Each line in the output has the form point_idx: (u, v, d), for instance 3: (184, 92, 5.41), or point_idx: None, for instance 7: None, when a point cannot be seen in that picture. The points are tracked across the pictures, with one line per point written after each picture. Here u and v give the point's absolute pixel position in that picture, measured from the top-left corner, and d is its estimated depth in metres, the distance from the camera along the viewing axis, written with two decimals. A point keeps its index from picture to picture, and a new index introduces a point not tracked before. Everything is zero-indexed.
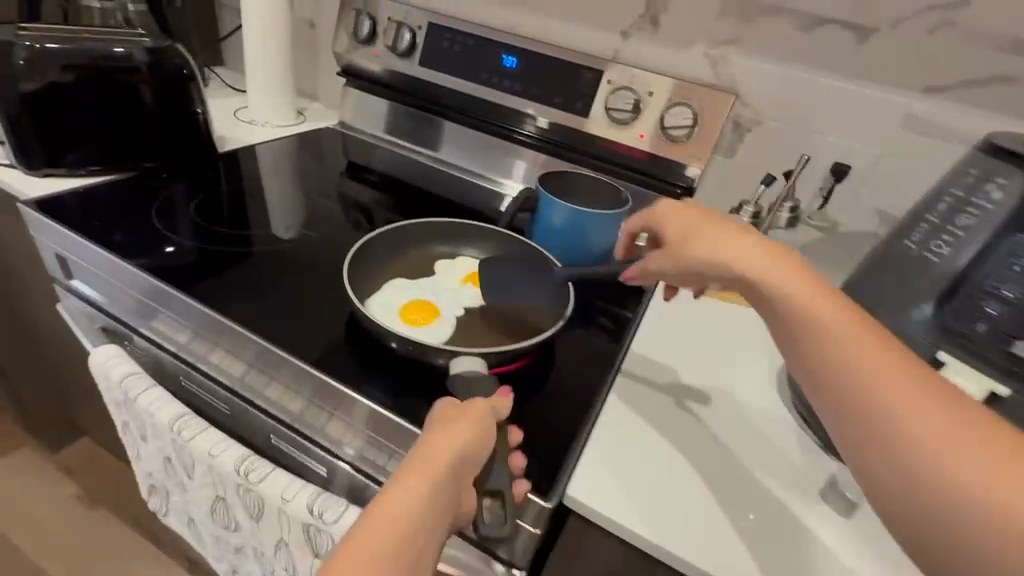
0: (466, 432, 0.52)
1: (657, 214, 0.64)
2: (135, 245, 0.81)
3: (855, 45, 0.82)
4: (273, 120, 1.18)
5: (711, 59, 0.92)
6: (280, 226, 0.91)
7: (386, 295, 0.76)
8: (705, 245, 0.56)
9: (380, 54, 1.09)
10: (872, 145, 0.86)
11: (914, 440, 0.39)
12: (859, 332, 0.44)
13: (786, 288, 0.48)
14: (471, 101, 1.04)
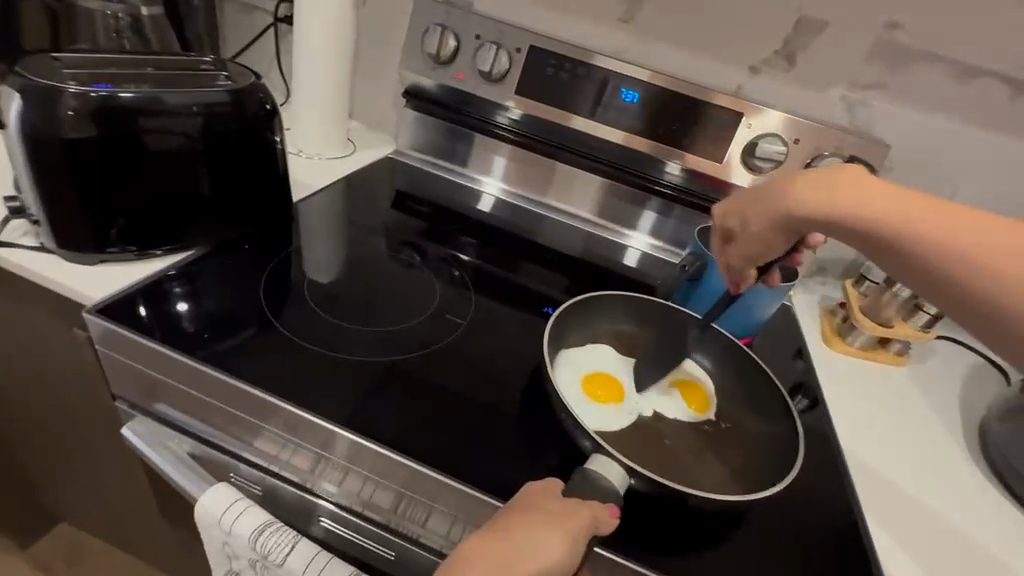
0: (555, 545, 0.45)
1: (731, 208, 0.59)
2: (241, 348, 0.65)
3: (1009, 98, 0.80)
4: (326, 151, 1.03)
5: (848, 102, 0.87)
6: (315, 265, 0.81)
7: (577, 368, 0.67)
8: (789, 204, 0.52)
9: (466, 77, 0.96)
10: (1006, 198, 0.86)
11: (1023, 282, 0.42)
12: (968, 225, 0.44)
13: (871, 208, 0.47)
14: (533, 121, 0.98)
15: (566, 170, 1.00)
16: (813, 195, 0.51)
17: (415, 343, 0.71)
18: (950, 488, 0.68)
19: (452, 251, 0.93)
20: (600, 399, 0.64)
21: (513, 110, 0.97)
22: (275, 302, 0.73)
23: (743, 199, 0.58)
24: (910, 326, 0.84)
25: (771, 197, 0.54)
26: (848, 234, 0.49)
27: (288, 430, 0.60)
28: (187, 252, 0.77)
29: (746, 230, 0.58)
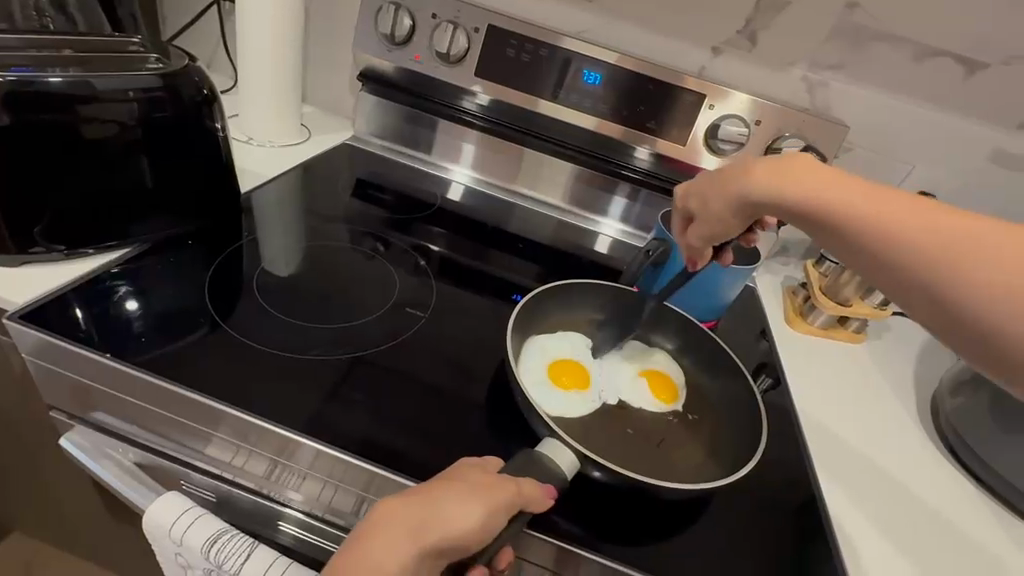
0: (474, 515, 0.44)
1: (696, 188, 0.60)
2: (183, 350, 0.62)
3: (963, 78, 0.82)
4: (280, 138, 0.98)
5: (808, 83, 0.87)
6: (274, 262, 0.77)
7: (544, 356, 0.66)
8: (749, 186, 0.52)
9: (422, 58, 0.94)
10: (960, 176, 0.88)
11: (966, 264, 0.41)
12: (921, 216, 0.43)
13: (823, 190, 0.47)
14: (500, 107, 0.94)
15: (534, 156, 0.97)
16: (774, 180, 0.50)
17: (376, 338, 0.68)
18: (904, 460, 0.70)
19: (418, 241, 0.90)
20: (565, 387, 0.63)
21: (479, 95, 0.94)
22: (224, 300, 0.69)
23: (709, 181, 0.58)
24: (867, 304, 0.85)
25: (733, 179, 0.54)
26: (795, 216, 0.49)
27: (239, 435, 0.57)
28: (127, 249, 0.72)
29: (708, 210, 0.58)
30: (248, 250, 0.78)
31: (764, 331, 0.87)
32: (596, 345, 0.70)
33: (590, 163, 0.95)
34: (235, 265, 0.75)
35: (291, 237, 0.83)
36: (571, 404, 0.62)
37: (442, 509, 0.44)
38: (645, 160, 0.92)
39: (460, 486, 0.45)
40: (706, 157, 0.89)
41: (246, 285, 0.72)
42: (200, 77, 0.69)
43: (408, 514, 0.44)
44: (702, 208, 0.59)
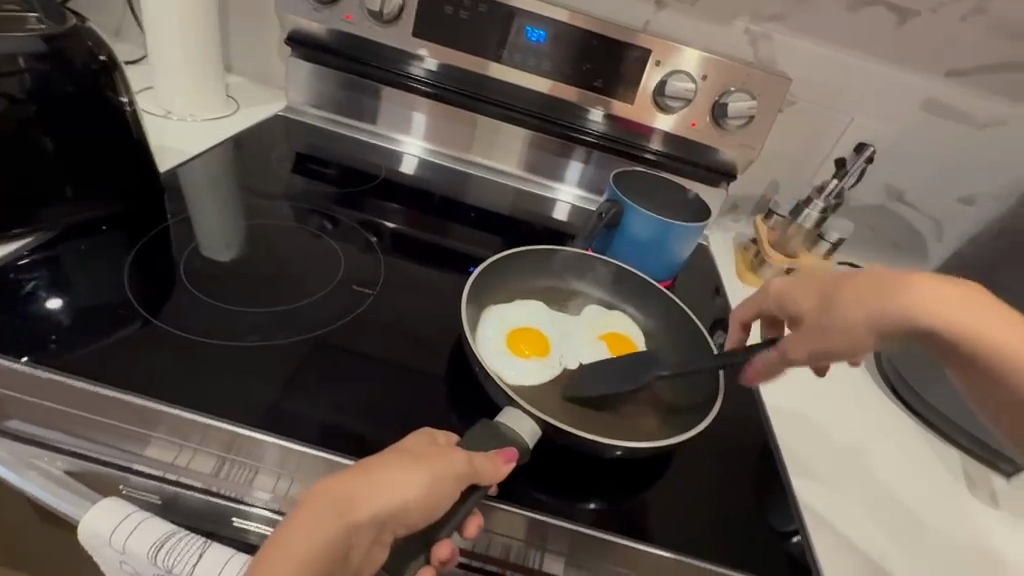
0: (421, 486, 0.43)
1: (810, 287, 0.52)
2: (106, 349, 0.56)
3: (896, 26, 0.84)
4: (203, 112, 0.90)
5: (751, 35, 0.87)
6: (213, 246, 0.72)
7: (501, 321, 0.64)
8: (899, 306, 0.45)
9: (354, 19, 0.87)
10: (896, 126, 0.90)
11: None
12: None
13: (958, 315, 0.44)
14: (449, 72, 0.89)
15: (489, 124, 0.93)
16: (941, 301, 0.44)
17: (326, 320, 0.65)
18: (850, 401, 0.75)
19: (372, 217, 0.85)
20: (519, 353, 0.62)
21: (426, 61, 0.89)
22: (155, 290, 0.64)
23: (825, 282, 0.51)
24: (812, 254, 0.87)
25: (881, 284, 0.47)
26: (921, 337, 0.45)
27: (181, 432, 0.53)
28: (32, 240, 0.65)
29: (818, 317, 0.50)
30: (180, 233, 0.72)
31: (719, 287, 0.89)
32: (557, 310, 0.69)
33: (546, 130, 0.91)
34: (163, 250, 0.69)
35: (228, 218, 0.77)
36: (532, 371, 0.61)
37: (382, 479, 0.43)
38: (598, 122, 0.90)
39: (406, 459, 0.45)
40: (660, 118, 0.87)
41: (179, 271, 0.67)
42: (95, 33, 0.63)
43: (343, 486, 0.42)
44: (816, 309, 0.50)
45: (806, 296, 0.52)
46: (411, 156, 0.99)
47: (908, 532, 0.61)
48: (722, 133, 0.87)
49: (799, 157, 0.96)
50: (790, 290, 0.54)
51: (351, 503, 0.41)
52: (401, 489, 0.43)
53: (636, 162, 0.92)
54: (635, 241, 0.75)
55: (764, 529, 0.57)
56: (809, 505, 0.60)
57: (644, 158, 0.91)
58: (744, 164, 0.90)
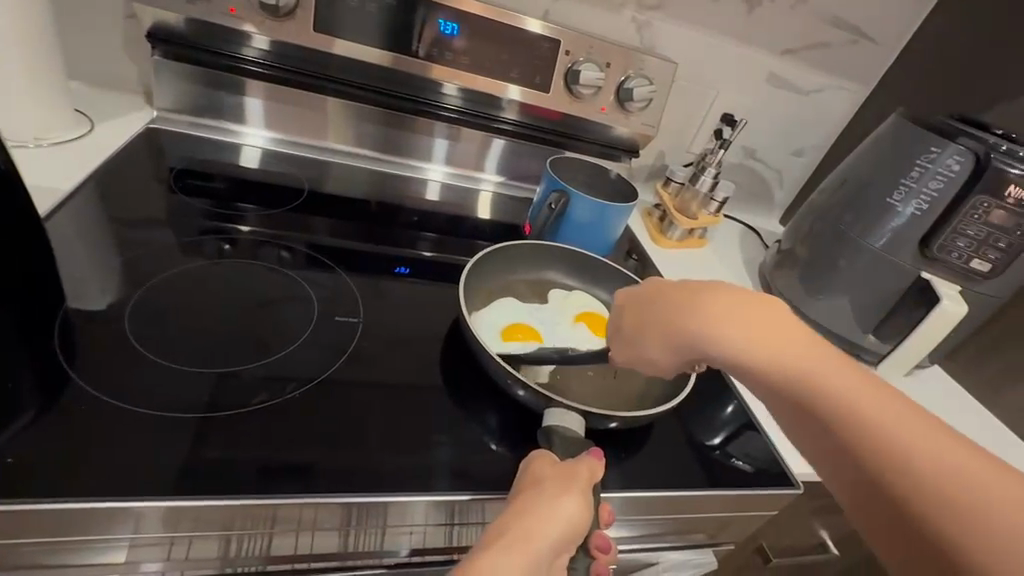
0: (576, 504, 0.47)
1: (636, 309, 0.58)
2: (55, 449, 0.48)
3: (746, 14, 0.99)
4: (51, 133, 0.76)
5: (637, 23, 0.96)
6: (84, 295, 0.63)
7: (486, 321, 0.69)
8: (692, 329, 0.51)
9: (238, 12, 0.79)
10: (751, 97, 1.08)
11: (850, 417, 0.43)
12: (776, 336, 0.48)
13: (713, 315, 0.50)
14: (284, 48, 0.85)
15: (339, 105, 0.91)
16: (728, 327, 0.49)
17: (317, 370, 0.62)
18: None
19: (229, 223, 0.80)
20: (514, 349, 0.66)
21: (256, 38, 0.83)
22: (50, 368, 0.54)
23: (654, 304, 0.55)
24: (707, 214, 1.03)
25: (683, 307, 0.52)
26: (693, 344, 0.51)
27: (176, 522, 0.48)
28: None
29: (637, 335, 0.57)
30: (57, 292, 0.62)
31: (631, 250, 1.00)
32: (529, 302, 0.75)
33: (397, 106, 0.91)
34: (51, 325, 0.58)
35: (119, 268, 0.67)
36: (532, 360, 0.66)
37: (527, 527, 0.44)
38: (454, 96, 0.92)
39: (531, 499, 0.47)
40: (509, 87, 0.90)
41: (93, 336, 0.59)
42: None
43: (503, 551, 0.42)
44: (637, 331, 0.57)
45: (629, 316, 0.58)
46: (253, 147, 0.92)
47: None
48: (626, 114, 0.96)
49: (678, 129, 1.09)
50: (628, 308, 0.59)
51: (523, 561, 0.42)
52: (549, 526, 0.45)
53: (499, 132, 0.97)
54: (578, 224, 0.82)
55: (734, 446, 0.69)
56: (725, 416, 0.73)
57: (505, 129, 0.96)
58: (645, 141, 1.01)
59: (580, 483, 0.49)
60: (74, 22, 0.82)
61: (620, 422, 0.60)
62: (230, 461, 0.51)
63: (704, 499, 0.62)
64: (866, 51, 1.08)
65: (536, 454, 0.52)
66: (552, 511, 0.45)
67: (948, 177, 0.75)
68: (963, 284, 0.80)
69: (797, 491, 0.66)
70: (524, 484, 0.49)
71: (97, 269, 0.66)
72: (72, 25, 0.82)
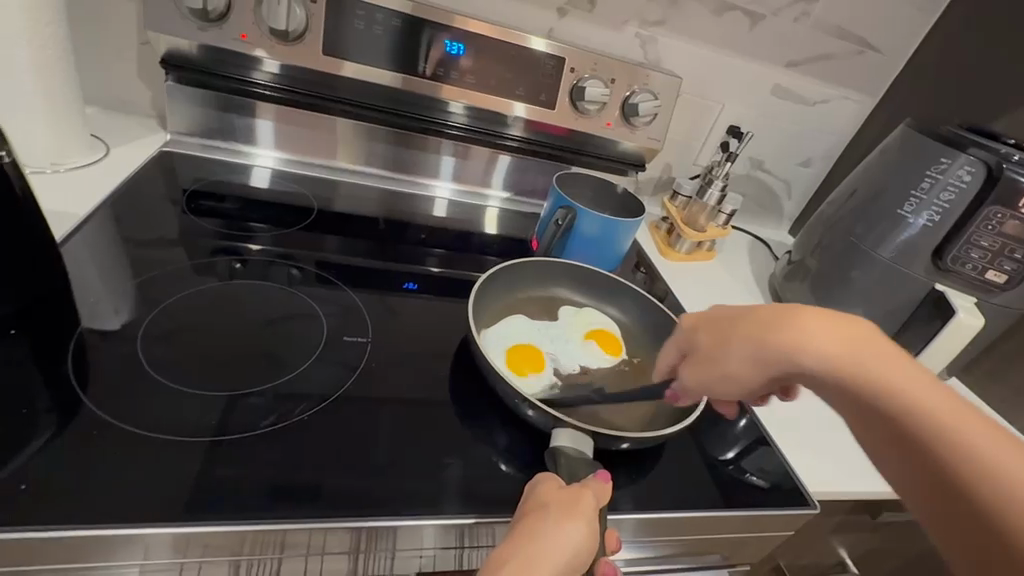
0: (579, 530, 0.46)
1: (710, 325, 0.56)
2: (69, 471, 0.49)
3: (749, 28, 1.00)
4: (66, 159, 0.78)
5: (641, 39, 0.97)
6: (98, 316, 0.64)
7: (493, 337, 0.69)
8: (802, 345, 0.49)
9: (248, 37, 0.81)
10: (756, 109, 1.08)
11: (977, 464, 0.43)
12: (886, 359, 0.48)
13: (816, 341, 0.49)
14: (294, 71, 0.86)
15: (347, 125, 0.92)
16: (832, 346, 0.49)
17: (330, 389, 0.62)
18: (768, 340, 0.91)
19: (243, 243, 0.81)
20: (519, 367, 0.66)
21: (267, 62, 0.85)
22: (66, 388, 0.55)
23: (745, 315, 0.54)
24: (716, 227, 1.02)
25: (771, 325, 0.51)
26: (788, 367, 0.50)
27: (184, 548, 0.48)
28: None
29: (719, 358, 0.54)
30: (73, 313, 0.63)
31: (639, 263, 0.99)
32: (537, 319, 0.74)
33: (406, 125, 0.92)
34: (66, 347, 0.59)
35: (133, 288, 0.69)
36: (537, 378, 0.66)
37: (531, 554, 0.44)
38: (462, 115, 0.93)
39: (534, 526, 0.46)
40: (516, 105, 0.91)
41: (107, 356, 0.59)
42: None
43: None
44: (713, 348, 0.55)
45: (707, 332, 0.56)
46: (262, 168, 0.94)
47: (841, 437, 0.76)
48: (632, 129, 0.96)
49: (685, 142, 1.09)
50: (704, 324, 0.57)
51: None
52: (553, 552, 0.44)
53: (506, 151, 0.98)
54: (587, 240, 0.82)
55: (748, 461, 0.68)
56: (740, 430, 0.72)
57: (511, 147, 0.97)
58: (650, 155, 1.01)
59: (586, 506, 0.47)
60: (91, 49, 0.84)
61: (633, 442, 0.59)
62: (241, 481, 0.51)
63: (717, 519, 0.61)
64: (872, 61, 1.08)
65: (544, 476, 0.51)
66: (554, 537, 0.45)
67: (959, 188, 0.74)
68: (978, 296, 0.78)
69: (813, 511, 0.65)
70: (529, 506, 0.48)
71: (111, 289, 0.68)
72: (90, 52, 0.85)
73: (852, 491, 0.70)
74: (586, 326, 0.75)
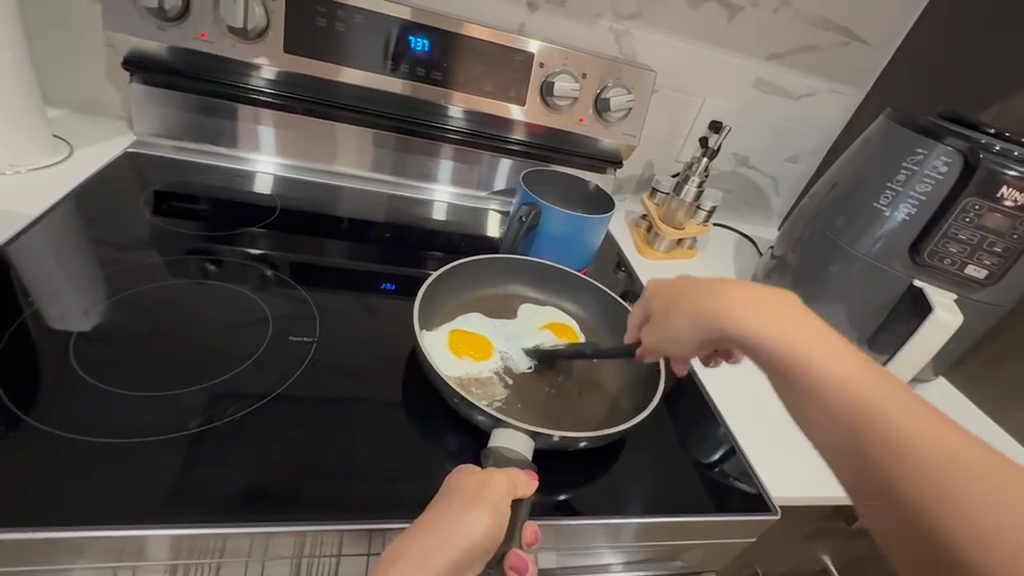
0: (482, 521, 0.45)
1: (667, 293, 0.60)
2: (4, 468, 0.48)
3: (727, 20, 0.97)
4: (26, 159, 0.78)
5: (614, 33, 0.95)
6: (66, 316, 0.63)
7: (446, 335, 0.67)
8: (721, 311, 0.52)
9: (210, 36, 0.81)
10: (737, 103, 1.06)
11: (894, 435, 0.39)
12: (793, 313, 0.49)
13: (735, 307, 0.51)
14: (290, 77, 0.86)
15: (343, 128, 0.91)
16: (753, 313, 0.50)
17: (273, 386, 0.61)
18: None
19: (243, 248, 0.80)
20: (463, 353, 0.66)
21: (264, 69, 0.85)
22: (19, 387, 0.55)
23: (678, 296, 0.58)
24: (695, 224, 1.00)
25: (706, 296, 0.54)
26: (737, 339, 0.50)
27: (116, 553, 0.47)
28: None
29: (667, 321, 0.58)
30: (38, 314, 0.62)
31: (620, 263, 0.97)
32: (496, 317, 0.73)
33: (402, 129, 0.91)
34: (24, 346, 0.58)
35: (96, 287, 0.68)
36: (489, 376, 0.64)
37: (420, 551, 0.43)
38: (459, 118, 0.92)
39: (433, 522, 0.45)
40: (514, 108, 0.91)
41: (65, 355, 0.58)
42: None
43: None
44: (664, 320, 0.58)
45: (659, 299, 0.60)
46: (264, 174, 0.94)
47: None
48: (607, 124, 0.94)
49: (666, 138, 1.07)
50: (660, 296, 0.60)
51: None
52: (445, 549, 0.43)
53: (499, 153, 0.96)
54: (552, 237, 0.80)
55: (732, 465, 0.65)
56: (727, 430, 0.69)
57: (504, 149, 0.96)
58: (627, 151, 0.99)
59: (494, 497, 0.46)
60: (60, 50, 0.85)
61: (593, 443, 0.57)
62: (181, 481, 0.50)
63: (709, 525, 0.60)
64: (857, 52, 1.05)
65: (465, 463, 0.50)
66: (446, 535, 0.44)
67: (935, 179, 0.71)
68: (958, 292, 0.75)
69: (776, 517, 0.62)
70: (442, 491, 0.48)
71: (78, 291, 0.67)
72: (59, 55, 0.85)
73: (821, 499, 0.66)
74: (545, 323, 0.74)
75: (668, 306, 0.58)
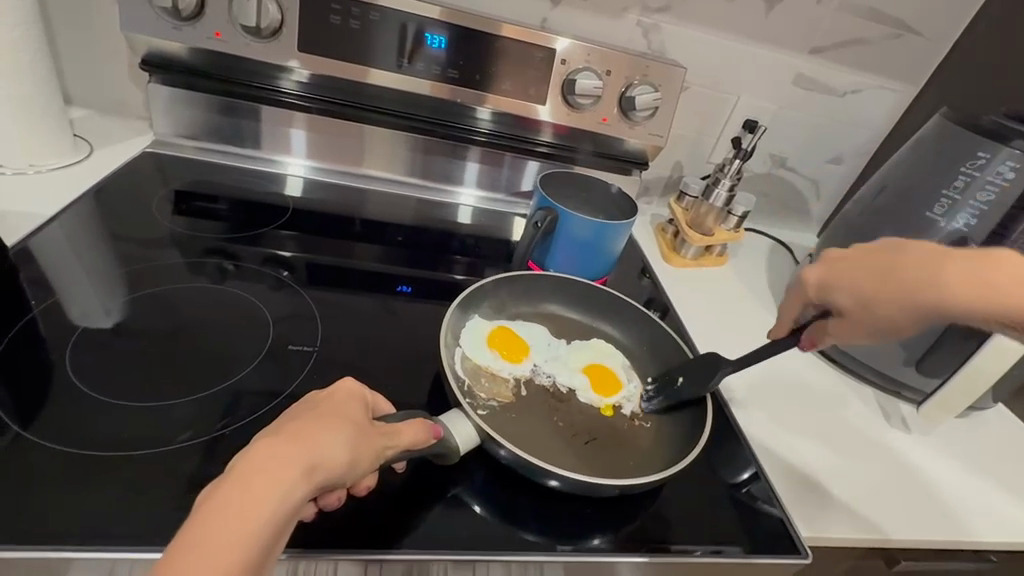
0: (354, 450, 0.37)
1: (844, 277, 0.55)
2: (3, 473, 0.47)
3: (765, 12, 0.91)
4: (47, 160, 0.79)
5: (642, 27, 0.90)
6: (88, 315, 0.63)
7: (486, 325, 0.67)
8: (940, 293, 0.48)
9: (225, 35, 0.80)
10: (774, 102, 0.99)
11: None
12: (1009, 272, 0.46)
13: (947, 272, 0.48)
14: (323, 80, 0.85)
15: (372, 131, 0.90)
16: (968, 288, 0.47)
17: (278, 390, 0.59)
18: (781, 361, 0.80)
19: (252, 246, 0.79)
20: (495, 348, 0.65)
21: (297, 72, 0.84)
22: (31, 389, 0.54)
23: (867, 272, 0.53)
24: (726, 231, 0.95)
25: (902, 280, 0.50)
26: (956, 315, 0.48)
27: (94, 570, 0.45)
28: None
29: (860, 310, 0.53)
30: (47, 311, 0.62)
31: (644, 270, 0.92)
32: (548, 335, 0.70)
33: (422, 129, 0.89)
34: (32, 347, 0.58)
35: (117, 284, 0.68)
36: (512, 373, 0.63)
37: (271, 456, 0.33)
38: (488, 120, 0.89)
39: (282, 434, 0.35)
40: (540, 108, 0.87)
41: (65, 357, 0.58)
42: None
43: (224, 508, 0.30)
44: (860, 307, 0.53)
45: (839, 293, 0.55)
46: (296, 177, 0.93)
47: (867, 472, 0.66)
48: (632, 124, 0.90)
49: (697, 138, 1.01)
50: (841, 274, 0.55)
51: (248, 519, 0.30)
52: (315, 465, 0.34)
53: (525, 155, 0.93)
54: (572, 244, 0.76)
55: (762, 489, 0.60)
56: (752, 453, 0.64)
57: (530, 151, 0.92)
58: (654, 152, 0.94)
59: (365, 431, 0.39)
60: (83, 49, 0.86)
61: (622, 489, 0.52)
62: (165, 494, 0.48)
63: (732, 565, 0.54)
64: (910, 46, 0.97)
65: (335, 386, 0.43)
66: (301, 447, 0.34)
67: (996, 188, 0.65)
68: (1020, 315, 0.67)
69: (805, 562, 0.55)
70: (303, 409, 0.39)
71: (96, 291, 0.67)
72: (84, 55, 0.86)
73: (860, 541, 0.59)
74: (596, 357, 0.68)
75: (841, 289, 0.55)
